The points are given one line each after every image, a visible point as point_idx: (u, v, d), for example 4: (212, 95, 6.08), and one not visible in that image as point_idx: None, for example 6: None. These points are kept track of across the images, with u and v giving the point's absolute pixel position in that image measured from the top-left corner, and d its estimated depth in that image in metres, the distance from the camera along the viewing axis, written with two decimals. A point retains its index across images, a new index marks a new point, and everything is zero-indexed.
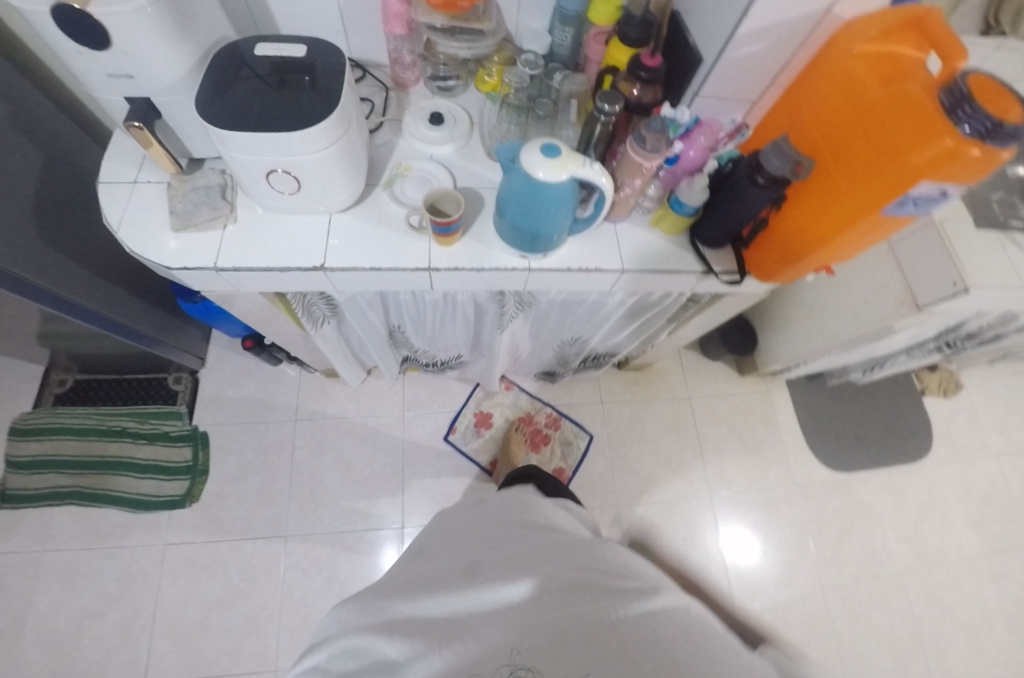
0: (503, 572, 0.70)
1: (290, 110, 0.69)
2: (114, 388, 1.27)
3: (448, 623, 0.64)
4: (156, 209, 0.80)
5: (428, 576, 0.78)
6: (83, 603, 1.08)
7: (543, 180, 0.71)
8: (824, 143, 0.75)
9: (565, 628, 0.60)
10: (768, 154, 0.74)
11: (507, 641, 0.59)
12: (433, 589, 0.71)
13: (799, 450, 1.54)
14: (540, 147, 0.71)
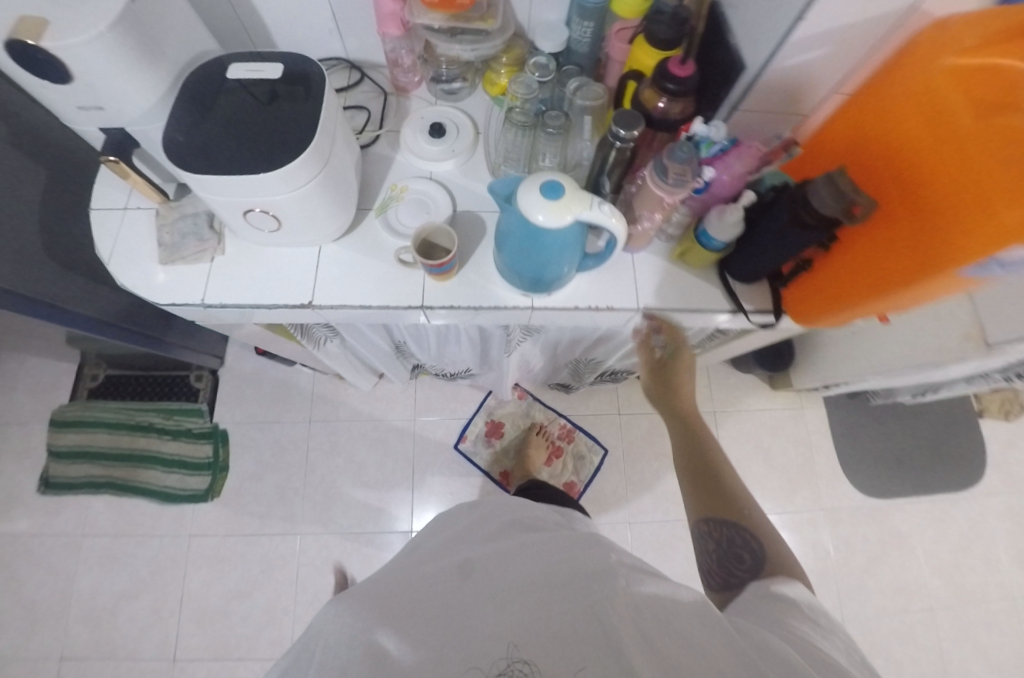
0: (502, 567, 0.57)
1: (267, 145, 0.63)
2: (141, 384, 1.32)
3: (434, 613, 0.50)
4: (146, 240, 0.78)
5: (420, 571, 0.64)
6: (120, 584, 1.18)
7: (541, 224, 0.62)
8: (889, 176, 0.61)
9: (564, 613, 0.46)
10: (816, 190, 0.62)
11: (499, 642, 0.44)
12: (420, 586, 0.58)
13: (832, 473, 1.43)
14: (541, 186, 0.62)
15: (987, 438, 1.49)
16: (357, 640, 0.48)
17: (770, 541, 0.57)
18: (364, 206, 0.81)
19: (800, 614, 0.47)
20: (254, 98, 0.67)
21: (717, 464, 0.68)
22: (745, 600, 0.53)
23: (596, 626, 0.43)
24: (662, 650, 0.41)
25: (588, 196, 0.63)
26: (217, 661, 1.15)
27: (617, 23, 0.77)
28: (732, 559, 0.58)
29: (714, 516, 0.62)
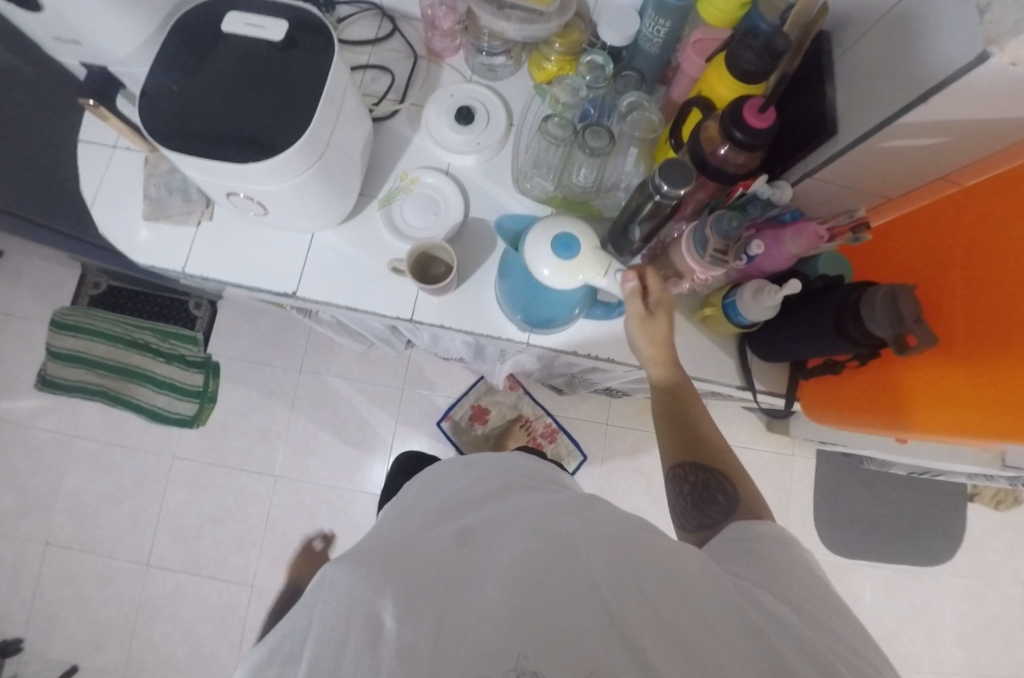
0: (505, 531, 0.46)
1: (273, 115, 0.55)
2: (140, 301, 1.31)
3: (434, 594, 0.38)
4: (133, 189, 0.72)
5: (412, 537, 0.52)
6: (104, 488, 1.26)
7: (546, 279, 0.57)
8: (964, 314, 0.55)
9: (586, 592, 0.36)
10: (875, 310, 0.55)
11: (514, 633, 0.33)
12: (414, 553, 0.46)
13: (803, 524, 1.42)
14: (554, 240, 0.56)
15: (971, 521, 1.45)
16: (352, 621, 0.37)
17: (745, 484, 0.50)
18: (369, 193, 0.73)
19: (789, 575, 0.40)
20: (266, 49, 0.57)
21: (696, 408, 0.58)
22: (722, 540, 0.47)
23: (610, 619, 0.34)
24: (679, 633, 0.33)
25: (605, 258, 0.57)
26: (185, 573, 1.24)
27: (697, 31, 0.62)
28: (706, 502, 0.51)
29: (692, 459, 0.54)
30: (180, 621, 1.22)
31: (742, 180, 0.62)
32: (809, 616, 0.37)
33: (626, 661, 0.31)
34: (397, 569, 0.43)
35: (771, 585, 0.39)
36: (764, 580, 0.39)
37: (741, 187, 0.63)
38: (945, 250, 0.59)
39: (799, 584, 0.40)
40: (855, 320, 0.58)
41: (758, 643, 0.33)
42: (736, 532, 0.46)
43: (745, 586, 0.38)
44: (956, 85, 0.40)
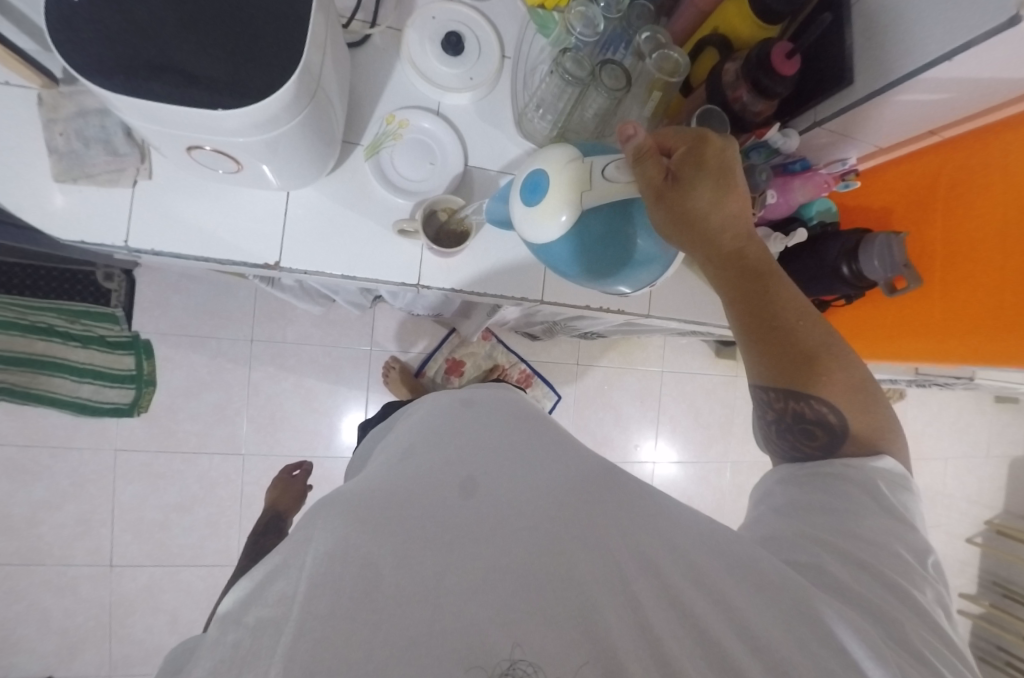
0: (516, 490, 0.43)
1: (243, 34, 0.42)
2: (25, 276, 1.06)
3: (434, 539, 0.35)
4: (30, 140, 0.55)
5: (413, 471, 0.46)
6: (37, 493, 1.11)
7: (550, 234, 0.47)
8: (942, 261, 0.67)
9: (603, 577, 0.34)
10: (870, 256, 0.64)
11: (528, 610, 0.31)
12: (414, 493, 0.41)
13: (744, 433, 1.63)
14: (524, 193, 0.48)
15: None
16: (344, 561, 0.31)
17: (852, 408, 0.45)
18: (350, 141, 0.63)
19: (856, 559, 0.36)
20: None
21: (776, 305, 0.47)
22: (810, 478, 0.44)
23: (634, 607, 0.33)
24: (700, 622, 0.32)
25: (586, 166, 0.45)
26: (157, 567, 1.16)
27: None
28: (800, 435, 0.46)
29: (781, 386, 0.46)
30: (162, 613, 1.16)
31: (757, 128, 0.63)
32: (865, 587, 0.35)
33: (645, 658, 0.30)
34: (371, 523, 0.36)
35: (799, 561, 0.37)
36: (830, 551, 0.37)
37: (753, 134, 0.63)
38: (921, 199, 0.67)
39: (866, 569, 0.36)
40: (850, 261, 0.65)
41: (789, 601, 0.32)
42: (835, 486, 0.42)
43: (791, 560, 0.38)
44: (999, 38, 0.43)
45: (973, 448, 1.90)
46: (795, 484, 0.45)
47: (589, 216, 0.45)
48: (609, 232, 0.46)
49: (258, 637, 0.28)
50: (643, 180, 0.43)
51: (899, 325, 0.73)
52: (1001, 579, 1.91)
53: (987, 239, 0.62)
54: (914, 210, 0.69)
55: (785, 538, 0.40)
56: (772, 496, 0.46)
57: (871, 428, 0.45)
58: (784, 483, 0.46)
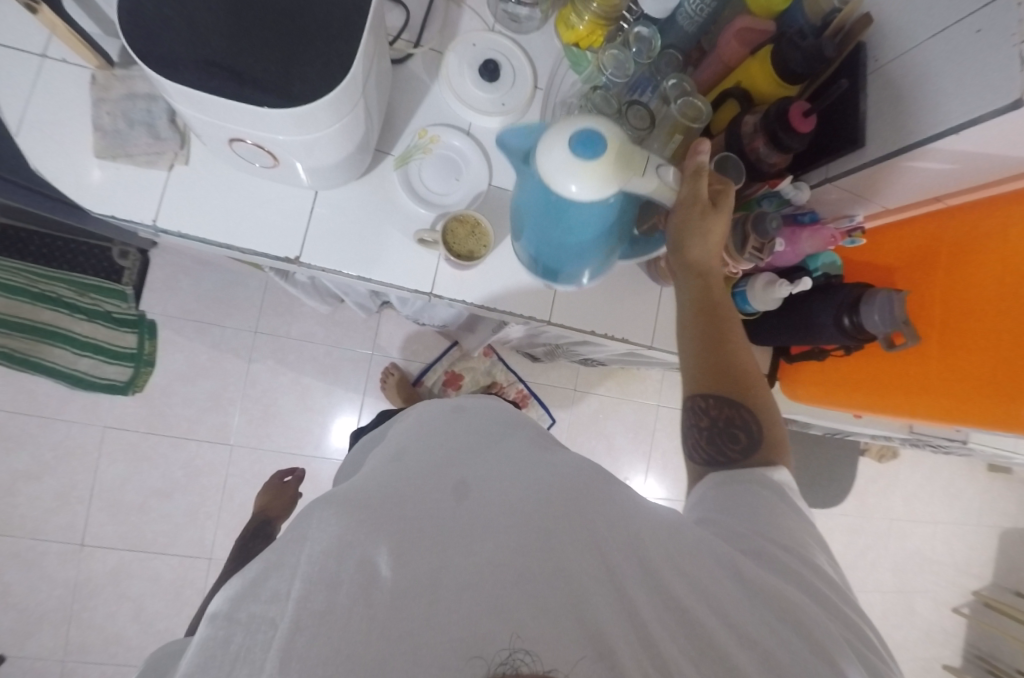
0: (504, 480, 0.42)
1: (306, 43, 0.46)
2: (45, 246, 1.10)
3: (428, 534, 0.34)
4: (76, 115, 0.57)
5: (399, 472, 0.45)
6: (19, 462, 1.10)
7: (573, 193, 0.46)
8: (939, 324, 0.69)
9: (593, 558, 0.34)
10: (872, 310, 0.66)
11: (522, 599, 0.30)
12: (404, 490, 0.40)
13: None
14: (571, 138, 0.45)
15: (860, 470, 1.77)
16: (342, 561, 0.31)
17: (770, 422, 0.48)
18: (382, 150, 0.66)
19: (804, 557, 0.39)
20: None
21: (728, 321, 0.53)
22: (731, 484, 0.45)
23: (620, 592, 0.33)
24: (690, 613, 0.32)
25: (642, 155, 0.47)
26: (129, 551, 1.14)
27: (741, 19, 0.62)
28: (725, 438, 0.47)
29: (717, 390, 0.49)
30: (126, 601, 1.13)
31: (771, 178, 0.66)
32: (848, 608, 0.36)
33: (640, 654, 0.30)
34: (351, 521, 0.35)
35: (763, 554, 0.38)
36: (782, 556, 0.38)
37: (766, 184, 0.67)
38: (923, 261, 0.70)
39: (811, 568, 0.38)
40: (852, 314, 0.67)
41: (778, 615, 0.33)
42: (755, 490, 0.43)
43: (746, 548, 0.38)
44: (1010, 116, 0.46)
45: (963, 516, 1.89)
46: (720, 489, 0.45)
47: (618, 196, 0.48)
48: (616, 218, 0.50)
49: (254, 633, 0.28)
50: (692, 190, 0.51)
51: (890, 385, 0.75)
52: (985, 654, 1.88)
53: (985, 304, 0.64)
54: (914, 269, 0.71)
55: (736, 529, 0.40)
56: (700, 506, 0.45)
57: (777, 443, 0.48)
58: (707, 496, 0.46)
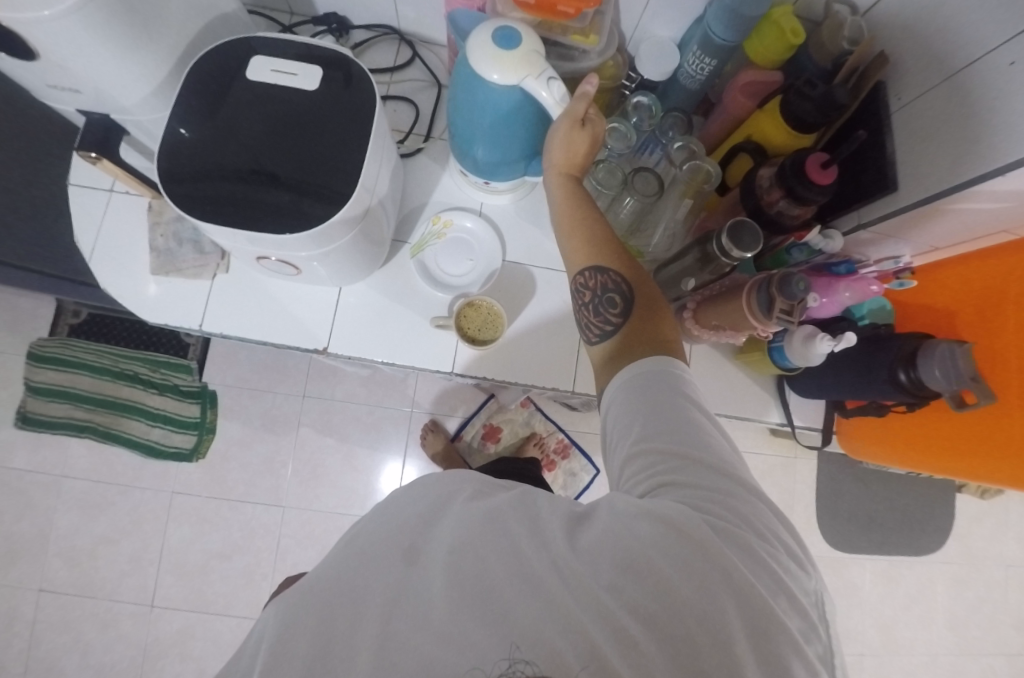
0: (452, 494, 0.39)
1: (315, 169, 0.51)
2: (126, 331, 1.26)
3: (386, 587, 0.32)
4: (135, 239, 0.65)
5: (361, 523, 0.42)
6: (102, 528, 1.21)
7: (475, 74, 0.51)
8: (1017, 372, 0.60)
9: (505, 559, 0.31)
10: (933, 364, 0.58)
11: (466, 620, 0.27)
12: (352, 544, 0.39)
13: (805, 523, 1.48)
14: (496, 34, 0.50)
15: (958, 511, 1.56)
16: (298, 646, 0.30)
17: (643, 283, 0.48)
18: (399, 238, 0.69)
19: (724, 467, 0.35)
20: (297, 94, 0.52)
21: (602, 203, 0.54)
22: (625, 373, 0.42)
23: (540, 590, 0.28)
24: (619, 592, 0.27)
25: (543, 67, 0.51)
26: (194, 612, 1.20)
27: (743, 76, 0.62)
28: (605, 305, 0.47)
29: (592, 261, 0.50)
30: (191, 662, 1.19)
31: (796, 226, 0.62)
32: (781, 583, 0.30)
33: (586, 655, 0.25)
34: (311, 598, 0.33)
35: (693, 485, 0.33)
36: (689, 470, 0.34)
37: (792, 236, 0.64)
38: (994, 304, 0.62)
39: (722, 471, 0.35)
40: (908, 369, 0.60)
41: (714, 570, 0.28)
42: (643, 370, 0.41)
43: (655, 467, 0.34)
44: None
45: None
46: (624, 385, 0.41)
47: (503, 92, 0.52)
48: (502, 114, 0.55)
49: None
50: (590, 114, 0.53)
51: (970, 441, 0.66)
52: None
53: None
54: (981, 311, 0.63)
55: (647, 438, 0.36)
56: (607, 405, 0.42)
57: (653, 301, 0.47)
58: (617, 397, 0.41)
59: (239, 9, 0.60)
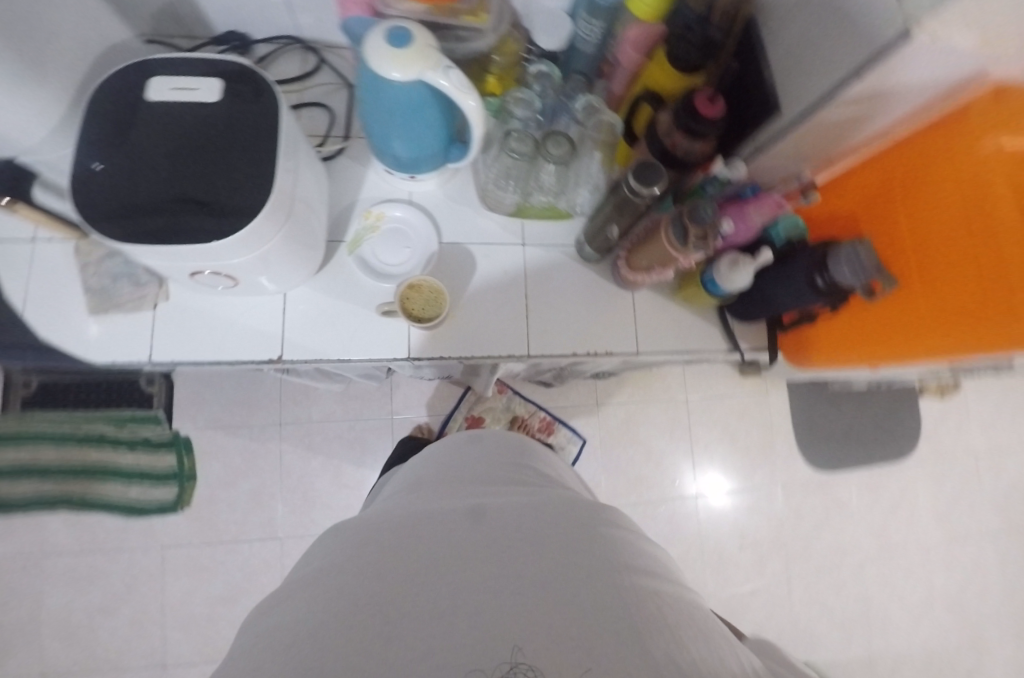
0: (525, 523, 0.43)
1: (231, 183, 0.52)
2: (84, 393, 1.22)
3: (443, 575, 0.36)
4: (69, 284, 0.65)
5: (421, 511, 0.47)
6: (94, 599, 1.17)
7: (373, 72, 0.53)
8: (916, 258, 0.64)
9: (571, 594, 0.34)
10: (839, 262, 0.61)
11: (511, 620, 0.31)
12: (414, 533, 0.43)
13: (789, 452, 1.55)
14: (387, 34, 0.52)
15: (924, 413, 1.65)
16: (344, 599, 0.34)
17: None
18: (335, 240, 0.71)
19: None
20: (199, 109, 0.53)
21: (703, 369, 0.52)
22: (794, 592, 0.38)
23: (616, 638, 0.30)
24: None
25: (437, 56, 0.54)
26: (207, 663, 1.18)
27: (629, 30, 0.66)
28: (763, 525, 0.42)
29: None
30: None
31: (701, 160, 0.66)
32: None
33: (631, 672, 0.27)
34: (364, 572, 0.37)
35: None
36: None
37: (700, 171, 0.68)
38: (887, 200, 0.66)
39: None
40: (822, 272, 0.64)
41: None
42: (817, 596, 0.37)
43: None
44: (898, 51, 0.41)
45: None
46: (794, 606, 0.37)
47: (407, 87, 0.55)
48: (410, 106, 0.57)
49: None
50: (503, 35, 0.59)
51: (886, 329, 0.70)
52: None
53: (955, 230, 0.59)
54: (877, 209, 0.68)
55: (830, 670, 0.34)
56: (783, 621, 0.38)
57: None
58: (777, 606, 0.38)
59: (130, 38, 0.61)
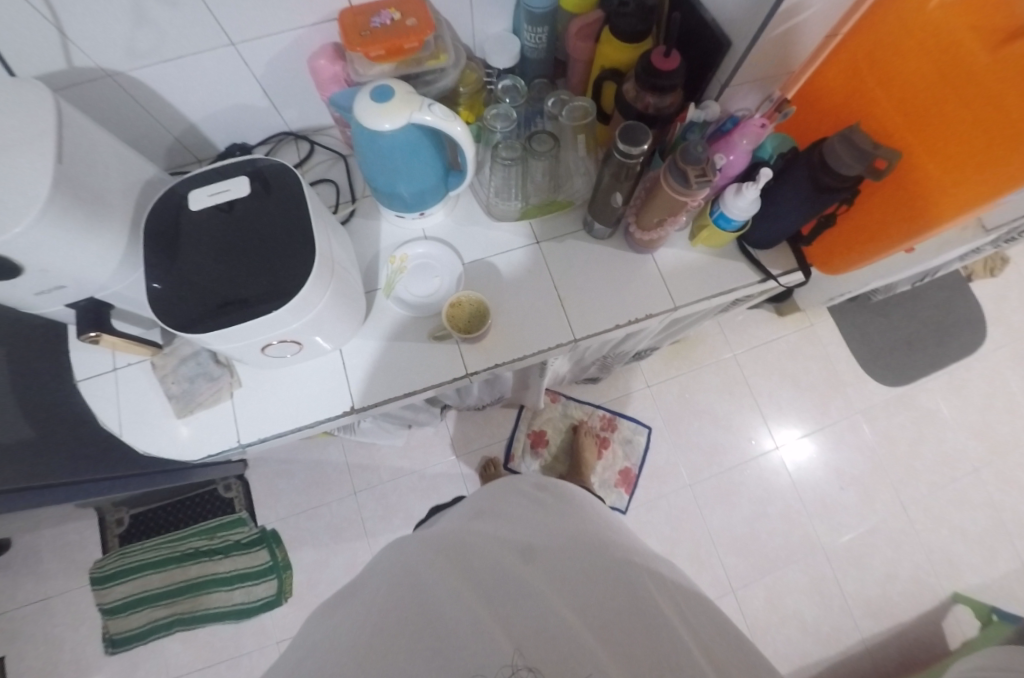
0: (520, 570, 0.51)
1: (275, 258, 0.57)
2: (172, 513, 1.31)
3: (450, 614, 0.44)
4: (151, 397, 0.71)
5: (423, 562, 0.54)
6: None
7: (367, 128, 0.59)
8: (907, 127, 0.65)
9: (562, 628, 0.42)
10: (837, 154, 0.63)
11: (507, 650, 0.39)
12: (422, 580, 0.50)
13: (855, 376, 1.51)
14: (372, 93, 0.59)
15: (979, 298, 1.59)
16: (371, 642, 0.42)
17: None
18: (370, 289, 0.76)
19: None
20: (233, 204, 0.60)
21: None
22: None
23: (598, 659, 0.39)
24: None
25: (419, 98, 0.60)
26: None
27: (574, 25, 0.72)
28: None
29: None
30: None
31: (675, 111, 0.70)
32: None
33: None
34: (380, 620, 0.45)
35: None
36: None
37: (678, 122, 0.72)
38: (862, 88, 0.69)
39: None
40: (826, 172, 0.65)
41: None
42: None
43: None
44: None
45: None
46: None
47: (399, 132, 0.61)
48: (405, 149, 0.63)
49: None
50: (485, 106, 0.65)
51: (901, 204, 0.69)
52: None
53: (933, 83, 0.60)
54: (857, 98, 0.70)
55: None
56: None
57: None
58: None
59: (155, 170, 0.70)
